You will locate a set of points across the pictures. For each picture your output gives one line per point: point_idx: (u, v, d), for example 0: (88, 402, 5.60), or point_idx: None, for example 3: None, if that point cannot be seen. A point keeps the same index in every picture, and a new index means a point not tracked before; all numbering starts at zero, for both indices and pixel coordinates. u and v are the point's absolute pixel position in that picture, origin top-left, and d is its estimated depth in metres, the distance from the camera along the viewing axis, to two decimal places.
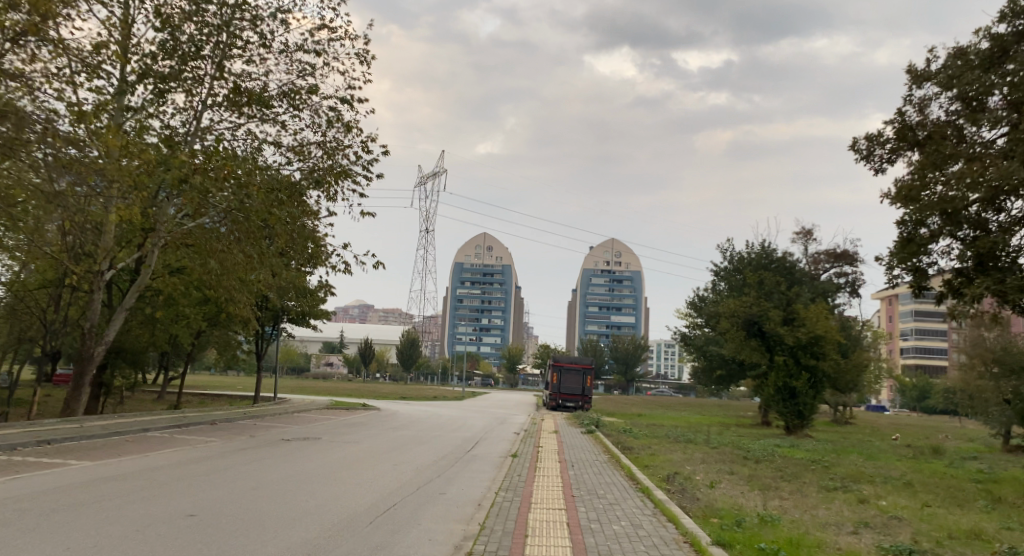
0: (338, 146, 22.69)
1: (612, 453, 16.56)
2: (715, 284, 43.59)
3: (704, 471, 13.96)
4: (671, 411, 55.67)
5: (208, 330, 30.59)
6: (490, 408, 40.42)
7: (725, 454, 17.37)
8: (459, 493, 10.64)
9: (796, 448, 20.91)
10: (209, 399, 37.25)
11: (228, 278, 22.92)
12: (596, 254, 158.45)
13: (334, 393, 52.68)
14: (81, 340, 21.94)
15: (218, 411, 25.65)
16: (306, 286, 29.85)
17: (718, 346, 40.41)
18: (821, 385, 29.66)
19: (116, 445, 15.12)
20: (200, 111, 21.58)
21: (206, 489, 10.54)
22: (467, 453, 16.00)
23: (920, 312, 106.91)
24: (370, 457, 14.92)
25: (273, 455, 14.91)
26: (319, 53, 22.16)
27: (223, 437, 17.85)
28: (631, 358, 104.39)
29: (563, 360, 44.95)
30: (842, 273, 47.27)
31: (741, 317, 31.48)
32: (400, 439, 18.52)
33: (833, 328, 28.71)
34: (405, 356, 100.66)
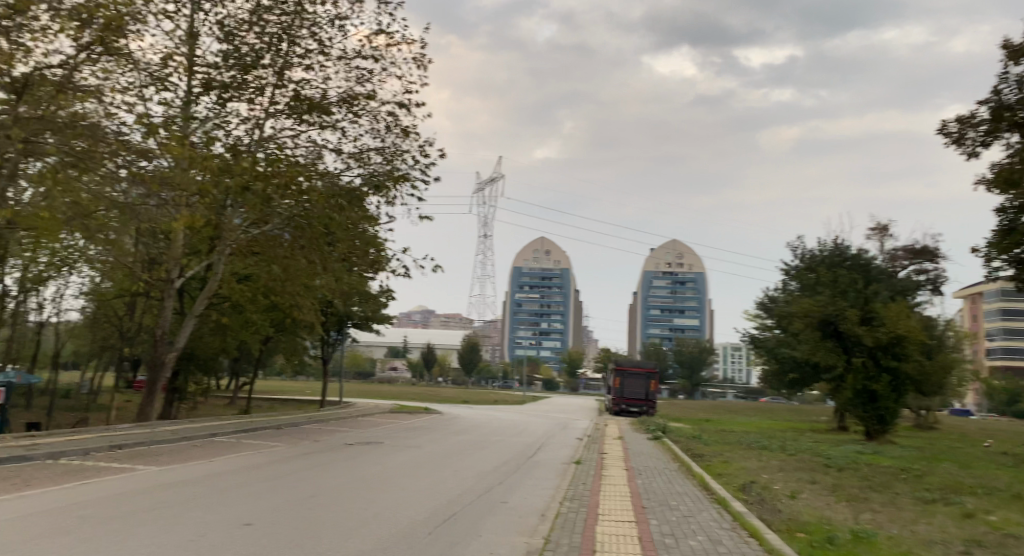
0: (397, 151, 22.53)
1: (683, 461, 15.82)
2: (786, 284, 42.21)
3: (783, 480, 13.14)
4: (742, 416, 54.11)
5: (274, 337, 30.83)
6: (556, 413, 39.82)
7: (803, 461, 16.44)
8: (521, 503, 10.13)
9: (879, 455, 19.77)
10: (278, 404, 37.68)
11: (294, 284, 22.86)
12: (659, 256, 156.15)
13: (397, 397, 52.83)
14: (154, 347, 21.96)
15: (285, 417, 25.67)
16: (369, 291, 29.79)
17: (790, 348, 38.94)
18: (904, 388, 28.18)
19: (179, 448, 15.08)
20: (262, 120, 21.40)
21: (264, 496, 10.27)
22: (529, 459, 15.48)
23: (1007, 311, 102.11)
24: (430, 463, 14.54)
25: (333, 461, 14.62)
26: (376, 59, 22.11)
27: (286, 442, 17.73)
28: (696, 361, 102.51)
29: (627, 364, 44.06)
30: (921, 268, 45.34)
31: (816, 317, 30.10)
32: (462, 445, 18.10)
33: (916, 328, 27.24)
34: (468, 361, 100.80)
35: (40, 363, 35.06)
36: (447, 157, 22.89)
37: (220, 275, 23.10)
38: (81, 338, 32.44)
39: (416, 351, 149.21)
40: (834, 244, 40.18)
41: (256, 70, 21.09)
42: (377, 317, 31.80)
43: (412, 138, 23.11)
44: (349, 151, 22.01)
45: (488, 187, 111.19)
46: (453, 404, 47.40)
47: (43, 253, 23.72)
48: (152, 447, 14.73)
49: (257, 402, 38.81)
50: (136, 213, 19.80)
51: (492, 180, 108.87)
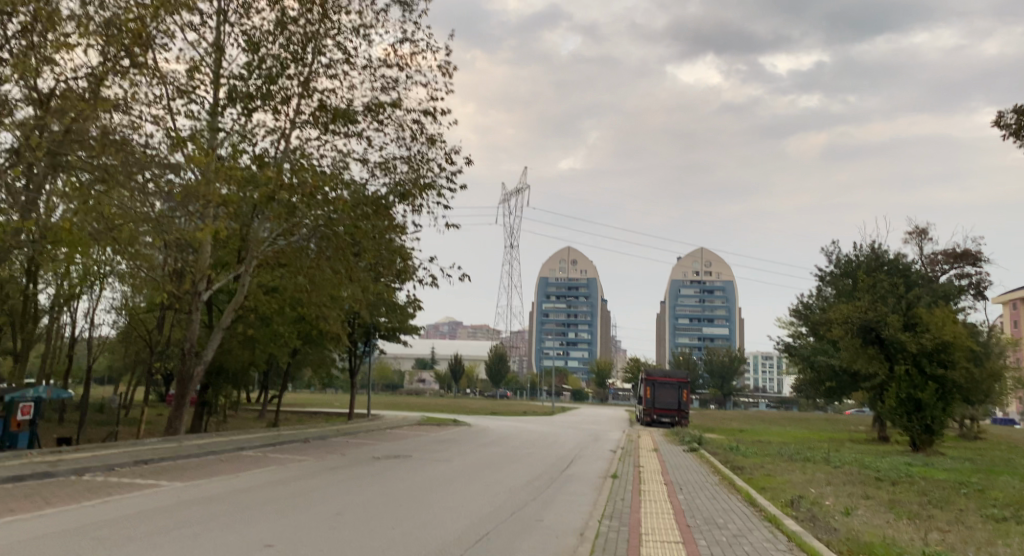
0: (423, 159, 22.12)
1: (723, 474, 15.07)
2: (821, 289, 41.21)
3: (834, 495, 12.42)
4: (777, 426, 52.95)
5: (302, 349, 30.52)
6: (587, 424, 39.11)
7: (851, 474, 15.67)
8: (557, 521, 9.53)
9: (928, 467, 18.90)
10: (307, 416, 37.40)
11: (321, 294, 22.21)
12: (686, 264, 154.60)
13: (426, 410, 52.37)
14: (183, 360, 21.26)
15: (313, 430, 25.20)
16: (396, 301, 29.36)
17: (827, 356, 37.94)
18: (951, 396, 27.16)
19: (203, 460, 14.65)
20: (287, 130, 20.56)
21: (288, 511, 9.73)
22: (562, 473, 14.86)
23: None
24: (459, 478, 13.95)
25: (360, 477, 14.06)
26: (401, 67, 21.68)
27: (313, 456, 17.27)
28: (727, 371, 100.72)
29: (658, 374, 43.24)
30: (963, 272, 44.05)
31: (855, 323, 28.97)
32: (491, 458, 17.48)
33: (961, 334, 26.48)
34: (495, 371, 100.13)
35: (72, 378, 35.09)
36: (472, 164, 22.54)
37: (247, 286, 22.33)
38: (113, 352, 32.40)
39: (444, 363, 148.98)
40: (871, 248, 39.17)
41: (280, 80, 20.48)
42: (406, 328, 31.46)
43: (437, 146, 22.70)
44: (375, 161, 21.55)
45: (513, 199, 111.01)
46: (482, 415, 46.81)
47: (74, 267, 23.57)
48: (175, 457, 14.27)
49: (286, 415, 38.56)
50: (161, 224, 19.45)
51: (517, 190, 108.63)
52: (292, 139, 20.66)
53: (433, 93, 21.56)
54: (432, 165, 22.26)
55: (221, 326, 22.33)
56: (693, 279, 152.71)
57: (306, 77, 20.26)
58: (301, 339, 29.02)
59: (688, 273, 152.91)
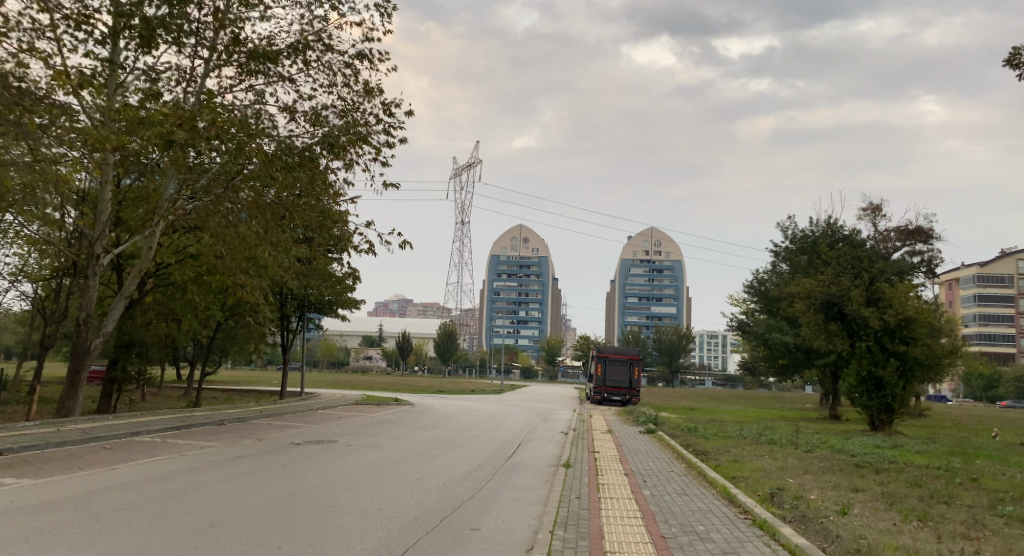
0: (357, 109, 19.94)
1: (688, 461, 13.39)
2: (775, 266, 40.11)
3: (820, 487, 10.78)
4: (725, 404, 52.18)
5: (226, 323, 28.10)
6: (535, 402, 37.39)
7: (826, 460, 14.08)
8: (498, 531, 7.60)
9: (899, 449, 17.54)
10: (237, 395, 34.76)
11: (237, 260, 19.76)
12: (636, 244, 154.11)
13: (368, 387, 50.22)
14: (75, 333, 18.73)
15: (234, 410, 22.82)
16: (330, 270, 26.98)
17: (782, 333, 36.57)
18: (911, 374, 25.95)
19: (80, 448, 12.39)
20: (197, 70, 18.12)
21: (153, 519, 7.62)
22: (507, 461, 13.02)
23: (983, 296, 102.32)
24: (385, 469, 11.98)
25: (269, 468, 11.99)
26: (332, 4, 19.34)
27: (222, 440, 15.13)
28: (675, 349, 100.36)
29: (609, 350, 41.72)
30: (915, 250, 43.41)
31: (818, 298, 28.27)
32: (428, 443, 15.50)
33: (925, 309, 25.42)
34: (444, 350, 97.77)
35: None
36: (413, 117, 20.38)
37: (154, 251, 19.66)
38: (17, 324, 29.40)
39: (391, 339, 146.40)
40: (826, 224, 38.33)
41: (190, 12, 17.97)
42: (342, 299, 29.27)
43: (375, 94, 20.52)
44: (302, 108, 19.33)
45: (465, 174, 108.34)
46: (427, 393, 44.79)
47: None
48: (43, 445, 11.94)
49: (216, 393, 36.08)
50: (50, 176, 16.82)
51: (469, 164, 105.94)
52: (204, 80, 18.29)
53: (369, 33, 19.31)
54: (367, 116, 20.11)
55: (123, 294, 19.70)
56: (642, 259, 152.27)
57: (219, 8, 17.81)
58: (224, 311, 26.65)
59: (638, 252, 152.90)
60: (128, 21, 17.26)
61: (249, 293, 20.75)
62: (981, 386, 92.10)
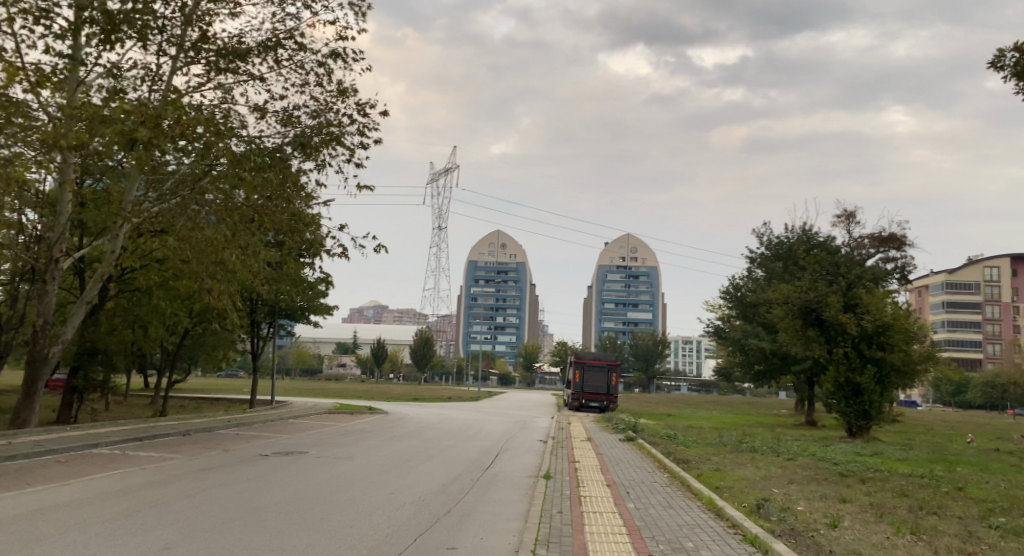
0: (330, 110, 19.47)
1: (670, 471, 13.05)
2: (752, 272, 40.05)
3: (807, 498, 10.46)
4: (702, 410, 52.01)
5: (194, 330, 27.38)
6: (512, 410, 36.93)
7: (810, 468, 13.79)
8: (475, 549, 7.18)
9: (881, 456, 17.34)
10: (207, 403, 33.95)
11: (204, 264, 19.16)
12: (612, 251, 154.36)
13: (343, 395, 49.43)
14: (33, 340, 18.12)
15: (202, 419, 22.12)
16: (302, 275, 26.37)
17: (759, 338, 36.49)
18: (889, 380, 25.90)
19: (34, 462, 11.80)
20: (163, 68, 17.60)
21: (104, 541, 7.10)
22: (484, 472, 12.62)
23: (952, 302, 103.53)
24: (357, 482, 11.51)
25: (234, 480, 11.49)
26: (305, 2, 18.88)
27: (186, 452, 14.56)
28: (650, 355, 100.40)
29: (587, 356, 41.42)
30: (888, 256, 43.63)
31: (796, 304, 28.22)
32: (402, 453, 15.03)
33: (902, 315, 25.41)
34: (419, 357, 96.96)
35: None
36: (388, 118, 19.92)
37: (118, 256, 19.01)
38: None
39: (366, 346, 145.23)
40: (802, 230, 38.37)
41: (156, 8, 17.45)
42: (315, 305, 28.64)
43: (348, 94, 20.05)
44: (273, 107, 18.83)
45: (442, 178, 107.86)
46: (403, 400, 44.16)
47: None
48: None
49: (186, 401, 35.19)
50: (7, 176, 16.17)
51: (444, 170, 105.45)
52: (171, 79, 17.77)
53: (343, 31, 18.85)
54: (341, 117, 19.64)
55: (85, 300, 19.01)
56: (617, 265, 152.50)
57: (186, 4, 17.31)
58: (191, 317, 25.95)
59: (614, 259, 153.15)
60: (89, 15, 16.71)
61: (216, 298, 20.21)
62: (951, 391, 93.27)
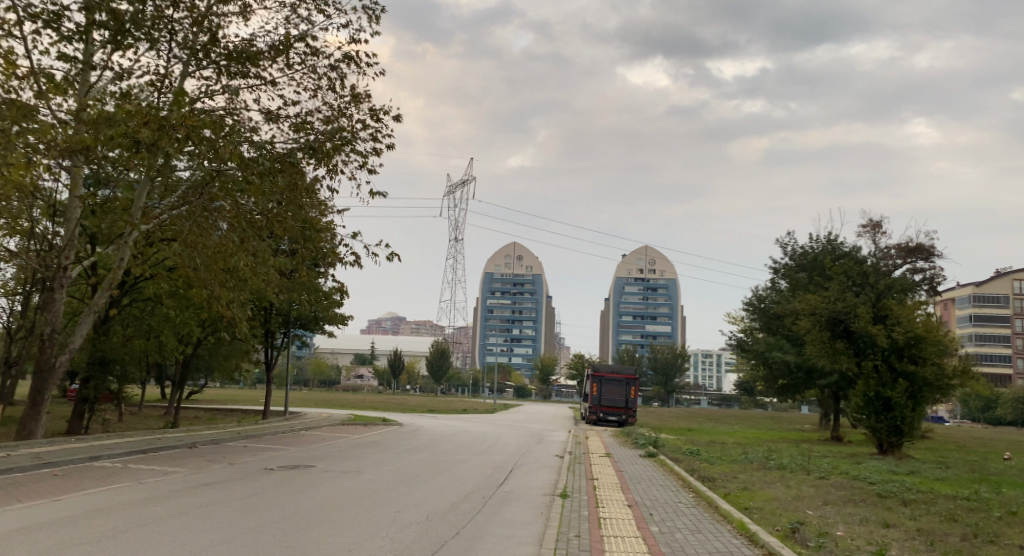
0: (343, 116, 19.01)
1: (695, 490, 12.34)
2: (775, 282, 39.11)
3: (846, 522, 9.70)
4: (723, 424, 50.95)
5: (207, 340, 27.02)
6: (528, 423, 36.20)
7: (844, 488, 12.99)
8: None
9: (916, 476, 16.47)
10: (220, 414, 33.54)
11: (213, 272, 18.69)
12: (631, 263, 153.40)
13: (358, 406, 48.90)
14: (40, 349, 17.77)
15: (212, 431, 21.64)
16: (314, 283, 25.90)
17: (783, 351, 35.52)
18: (921, 395, 24.91)
19: (27, 476, 11.33)
20: (173, 71, 17.20)
21: None
22: (498, 489, 11.96)
23: (978, 316, 101.55)
24: (362, 500, 10.87)
25: (235, 497, 10.92)
26: (318, 4, 18.43)
27: (189, 465, 14.01)
28: (670, 368, 99.21)
29: (605, 370, 40.64)
30: (916, 267, 42.46)
31: (824, 315, 27.26)
32: (413, 468, 14.40)
33: (935, 328, 24.46)
34: (436, 368, 96.33)
35: None
36: (402, 124, 19.40)
37: (126, 264, 18.57)
38: None
39: (384, 358, 145.13)
40: (826, 240, 37.47)
41: (167, 10, 17.06)
42: (329, 315, 28.14)
43: (362, 99, 19.60)
44: (285, 113, 18.40)
45: (459, 190, 107.71)
46: (418, 413, 43.60)
47: None
48: None
49: (199, 413, 34.84)
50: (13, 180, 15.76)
51: (462, 182, 105.23)
52: (182, 82, 17.35)
53: (355, 34, 18.38)
54: (354, 123, 19.20)
55: (93, 308, 18.56)
56: (636, 277, 151.50)
57: (197, 6, 16.92)
58: (204, 327, 25.60)
59: (633, 270, 152.23)
60: (98, 17, 16.32)
61: (226, 307, 19.73)
62: (979, 407, 91.22)
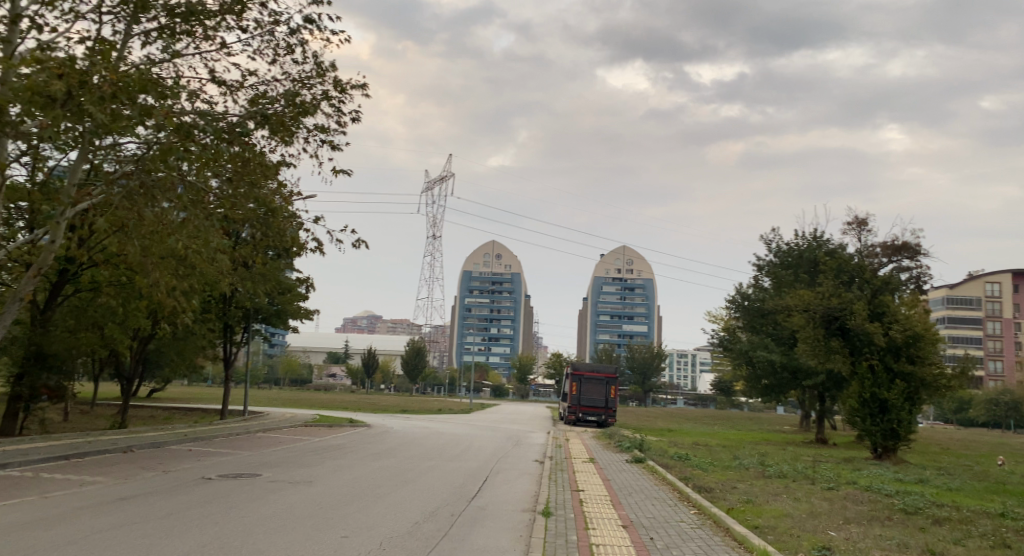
0: (303, 87, 17.30)
1: (697, 504, 10.76)
2: (759, 280, 37.85)
3: (880, 548, 8.17)
4: (704, 426, 49.65)
5: (158, 335, 25.13)
6: (504, 424, 34.53)
7: (862, 502, 11.51)
8: None
9: (928, 485, 15.02)
10: (178, 414, 31.49)
11: (154, 259, 16.87)
12: (608, 262, 152.55)
13: (327, 407, 46.90)
14: None
15: (155, 433, 19.68)
16: (274, 275, 24.07)
17: (768, 350, 34.15)
18: (918, 397, 23.61)
19: None
20: (110, 32, 15.30)
21: None
22: (467, 504, 10.28)
23: (952, 318, 101.60)
24: (306, 518, 9.12)
25: (154, 516, 9.11)
26: None
27: (117, 474, 12.19)
28: (648, 368, 98.01)
29: (584, 369, 39.12)
30: (901, 265, 41.28)
31: (818, 311, 26.06)
32: (374, 477, 12.72)
33: (933, 326, 23.53)
34: (411, 367, 94.16)
35: None
36: (368, 96, 17.70)
37: (57, 249, 16.65)
38: None
39: (357, 355, 142.99)
40: (813, 237, 36.32)
41: None
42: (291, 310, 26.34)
43: (325, 70, 17.88)
44: (239, 82, 16.63)
45: (436, 188, 106.11)
46: (390, 412, 41.76)
47: None
48: None
49: (156, 412, 32.90)
50: None
51: (439, 179, 103.77)
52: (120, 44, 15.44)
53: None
54: (316, 97, 17.48)
55: (19, 296, 16.58)
56: (613, 276, 150.59)
57: None
58: (152, 318, 23.69)
59: (610, 270, 151.35)
60: None
61: (173, 297, 17.93)
62: (953, 409, 90.99)
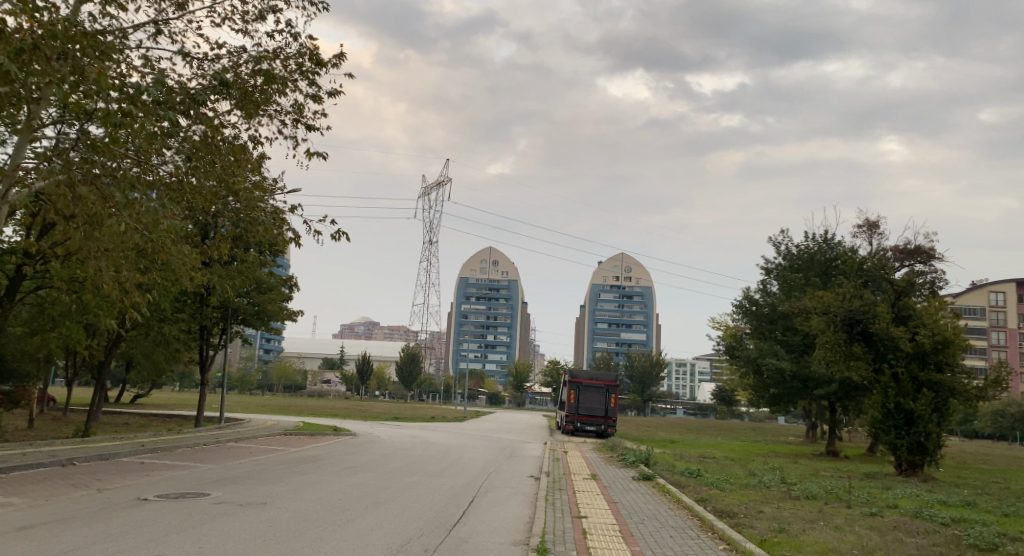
0: (274, 59, 15.59)
1: (726, 537, 8.82)
2: (767, 285, 35.88)
3: None
4: (709, 436, 47.61)
5: (126, 337, 23.32)
6: (500, 434, 32.58)
7: (917, 533, 9.70)
8: None
9: (977, 511, 13.17)
10: (154, 421, 29.56)
11: (107, 249, 14.99)
12: (607, 269, 150.58)
13: (317, 415, 44.92)
14: None
15: (108, 443, 17.66)
16: (249, 272, 22.25)
17: (777, 357, 32.25)
18: (946, 408, 21.69)
19: None
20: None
21: None
22: (446, 536, 8.44)
23: None
24: None
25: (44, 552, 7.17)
26: None
27: (34, 494, 10.25)
28: (648, 376, 95.86)
29: (583, 376, 37.43)
30: (915, 270, 39.39)
31: (838, 314, 24.15)
32: (341, 498, 10.82)
33: (961, 331, 21.71)
34: (405, 373, 92.09)
35: None
36: (344, 69, 16.00)
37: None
38: None
39: (353, 363, 140.73)
40: (824, 240, 34.55)
41: None
42: (272, 310, 24.74)
43: (303, 44, 16.16)
44: (201, 53, 14.90)
45: (432, 192, 104.22)
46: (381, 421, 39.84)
47: None
48: None
49: (130, 418, 31.05)
50: None
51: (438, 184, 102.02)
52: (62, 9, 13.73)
53: None
54: (290, 73, 15.74)
55: None
56: (613, 284, 148.71)
57: None
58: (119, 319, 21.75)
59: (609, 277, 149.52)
60: None
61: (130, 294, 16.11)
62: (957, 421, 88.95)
